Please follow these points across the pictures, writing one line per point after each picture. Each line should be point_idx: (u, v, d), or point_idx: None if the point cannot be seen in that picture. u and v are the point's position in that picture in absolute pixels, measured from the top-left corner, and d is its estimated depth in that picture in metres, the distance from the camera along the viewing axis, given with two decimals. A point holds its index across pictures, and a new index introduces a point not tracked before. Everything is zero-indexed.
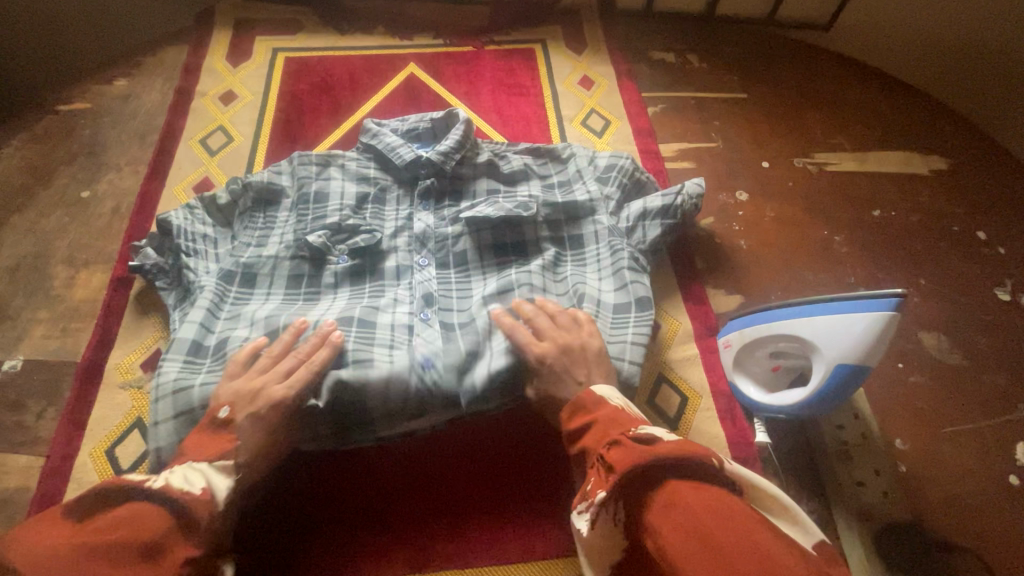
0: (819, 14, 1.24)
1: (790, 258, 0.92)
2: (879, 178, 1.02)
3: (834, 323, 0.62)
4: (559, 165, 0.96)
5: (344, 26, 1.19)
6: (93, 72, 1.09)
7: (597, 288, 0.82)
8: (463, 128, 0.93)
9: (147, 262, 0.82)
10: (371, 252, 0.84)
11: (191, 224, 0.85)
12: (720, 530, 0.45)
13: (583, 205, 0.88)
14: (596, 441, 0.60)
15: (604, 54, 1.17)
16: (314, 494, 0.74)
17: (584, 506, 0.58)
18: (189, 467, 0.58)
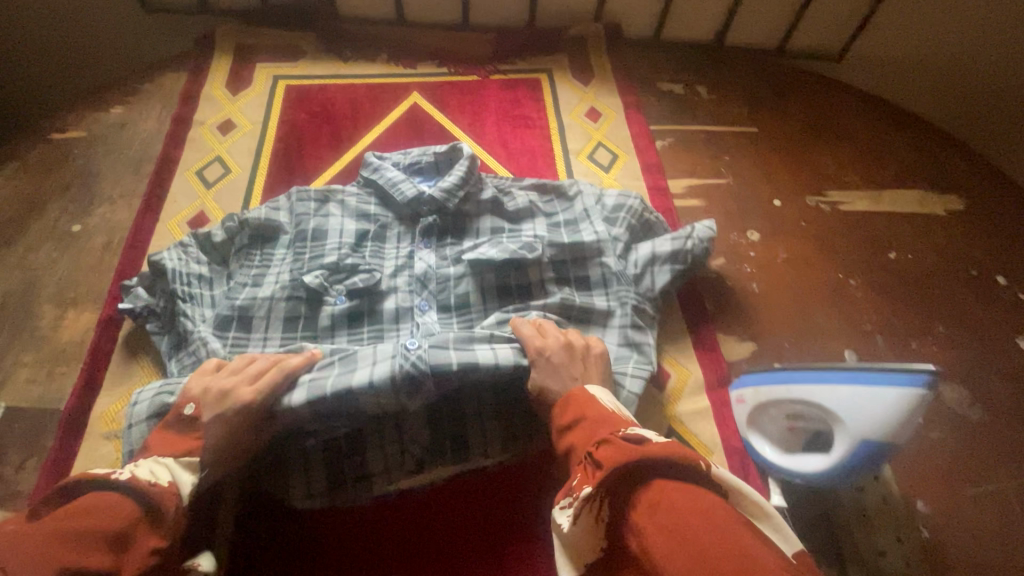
0: (830, 44, 1.22)
1: (804, 302, 0.89)
2: (895, 219, 0.99)
3: (859, 396, 0.58)
4: (564, 201, 0.94)
5: (347, 52, 1.16)
6: (88, 98, 1.06)
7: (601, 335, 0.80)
8: (466, 164, 0.90)
9: (138, 304, 0.79)
10: (370, 293, 0.81)
11: (184, 264, 0.82)
12: (706, 531, 0.42)
13: (590, 246, 0.85)
14: (585, 439, 0.58)
15: (612, 84, 1.14)
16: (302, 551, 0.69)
17: (567, 502, 0.56)
18: (156, 461, 0.57)
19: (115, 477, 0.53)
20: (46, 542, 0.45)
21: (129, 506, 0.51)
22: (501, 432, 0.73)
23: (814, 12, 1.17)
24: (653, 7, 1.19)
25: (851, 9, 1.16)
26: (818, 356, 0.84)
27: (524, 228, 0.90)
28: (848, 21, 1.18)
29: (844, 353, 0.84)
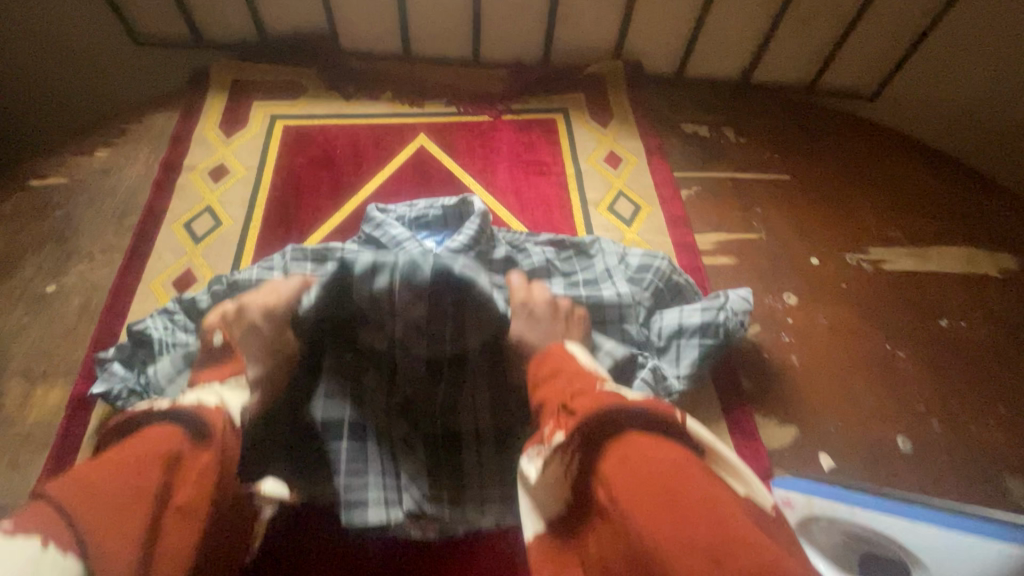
0: (863, 83, 1.14)
1: (848, 377, 0.80)
2: (944, 280, 0.91)
3: (955, 545, 0.56)
4: (584, 256, 0.86)
5: (349, 90, 1.09)
6: (72, 141, 0.99)
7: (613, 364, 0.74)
8: (478, 222, 0.81)
9: (113, 383, 0.71)
10: None
11: (170, 333, 0.74)
12: (680, 487, 0.41)
13: (610, 308, 0.78)
14: (558, 392, 0.54)
15: (632, 126, 1.07)
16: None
17: (537, 449, 0.52)
18: (201, 387, 0.55)
19: (155, 408, 0.51)
20: (108, 486, 0.43)
21: (170, 427, 0.49)
22: (489, 388, 0.68)
23: (848, 51, 1.09)
24: (676, 43, 1.12)
25: (887, 46, 1.08)
26: (866, 441, 0.75)
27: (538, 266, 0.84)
28: (886, 59, 1.10)
29: (897, 439, 0.75)
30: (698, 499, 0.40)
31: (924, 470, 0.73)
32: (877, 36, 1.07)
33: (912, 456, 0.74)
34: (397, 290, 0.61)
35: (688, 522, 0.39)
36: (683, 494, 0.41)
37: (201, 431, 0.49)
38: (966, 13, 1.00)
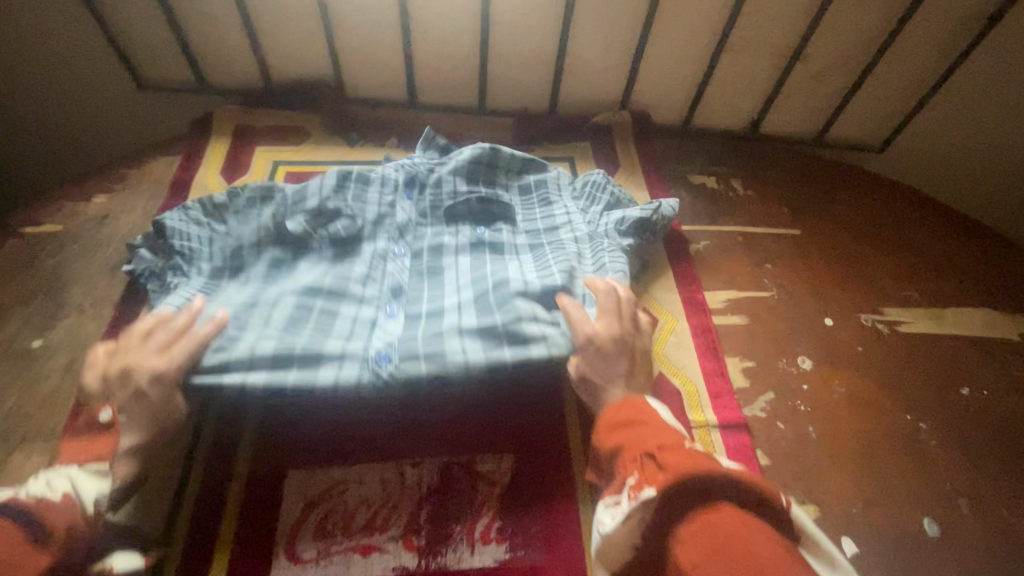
0: (871, 137, 1.14)
1: (870, 454, 0.76)
2: (963, 346, 0.87)
3: None
4: (601, 205, 0.88)
5: (353, 136, 1.07)
6: (69, 187, 0.97)
7: (564, 208, 0.86)
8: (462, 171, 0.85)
9: (139, 265, 0.77)
10: (350, 241, 0.78)
11: (184, 224, 0.76)
12: (759, 545, 0.45)
13: (559, 219, 0.84)
14: (638, 444, 0.58)
15: (640, 177, 1.05)
16: (278, 535, 0.67)
17: (615, 500, 0.56)
18: (58, 471, 0.62)
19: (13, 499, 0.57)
20: None
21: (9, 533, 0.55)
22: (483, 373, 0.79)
23: (855, 104, 1.09)
24: (683, 93, 1.11)
25: (897, 97, 1.07)
26: (893, 526, 0.70)
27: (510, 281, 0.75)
28: (894, 111, 1.09)
29: (925, 522, 0.71)
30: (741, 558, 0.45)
31: (953, 557, 0.68)
32: (886, 90, 1.06)
33: (940, 544, 0.69)
34: (366, 386, 0.64)
35: (752, 558, 0.44)
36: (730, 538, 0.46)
37: (41, 529, 0.56)
38: (971, 72, 1.01)
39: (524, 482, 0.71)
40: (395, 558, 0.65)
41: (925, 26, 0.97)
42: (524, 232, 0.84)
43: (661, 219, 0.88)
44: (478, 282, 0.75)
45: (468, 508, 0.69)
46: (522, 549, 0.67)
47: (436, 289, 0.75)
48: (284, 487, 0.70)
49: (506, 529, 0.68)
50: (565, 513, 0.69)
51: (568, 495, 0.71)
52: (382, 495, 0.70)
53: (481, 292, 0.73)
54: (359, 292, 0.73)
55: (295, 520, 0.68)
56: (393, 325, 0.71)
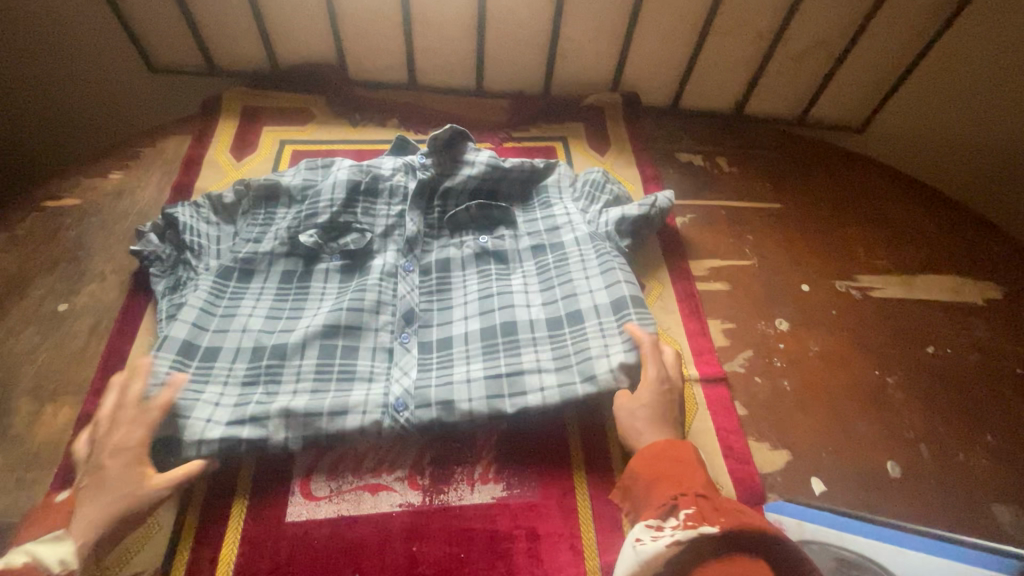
0: (850, 118, 1.20)
1: (839, 405, 0.82)
2: (930, 309, 0.93)
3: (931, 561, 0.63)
4: (601, 203, 0.90)
5: (356, 117, 1.12)
6: (86, 164, 1.02)
7: (565, 213, 0.88)
8: (461, 180, 0.88)
9: (147, 249, 0.83)
10: (360, 254, 0.83)
11: (196, 221, 0.83)
12: None
13: (560, 222, 0.87)
14: (691, 481, 0.60)
15: (629, 155, 1.10)
16: (293, 477, 0.72)
17: (659, 524, 0.57)
18: (18, 548, 0.58)
19: None
20: None
21: None
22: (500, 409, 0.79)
23: (834, 86, 1.15)
24: (671, 76, 1.17)
25: (874, 78, 1.12)
26: (859, 467, 0.77)
27: (515, 310, 0.78)
28: (871, 92, 1.15)
29: (888, 464, 0.77)
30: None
31: (912, 494, 0.75)
32: (863, 71, 1.12)
33: (902, 483, 0.76)
34: (385, 426, 0.69)
35: None
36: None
37: None
38: (943, 54, 1.06)
39: (521, 431, 0.77)
40: (401, 497, 0.71)
41: (899, 10, 1.02)
42: (526, 234, 0.87)
43: (662, 208, 0.90)
44: (484, 302, 0.80)
45: (469, 453, 0.75)
46: (518, 488, 0.73)
47: (445, 313, 0.80)
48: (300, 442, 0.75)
49: (503, 472, 0.74)
50: (556, 454, 0.75)
51: (560, 441, 0.77)
52: (390, 443, 0.75)
53: (489, 326, 0.78)
54: (373, 323, 0.76)
55: (309, 463, 0.73)
56: (407, 359, 0.74)
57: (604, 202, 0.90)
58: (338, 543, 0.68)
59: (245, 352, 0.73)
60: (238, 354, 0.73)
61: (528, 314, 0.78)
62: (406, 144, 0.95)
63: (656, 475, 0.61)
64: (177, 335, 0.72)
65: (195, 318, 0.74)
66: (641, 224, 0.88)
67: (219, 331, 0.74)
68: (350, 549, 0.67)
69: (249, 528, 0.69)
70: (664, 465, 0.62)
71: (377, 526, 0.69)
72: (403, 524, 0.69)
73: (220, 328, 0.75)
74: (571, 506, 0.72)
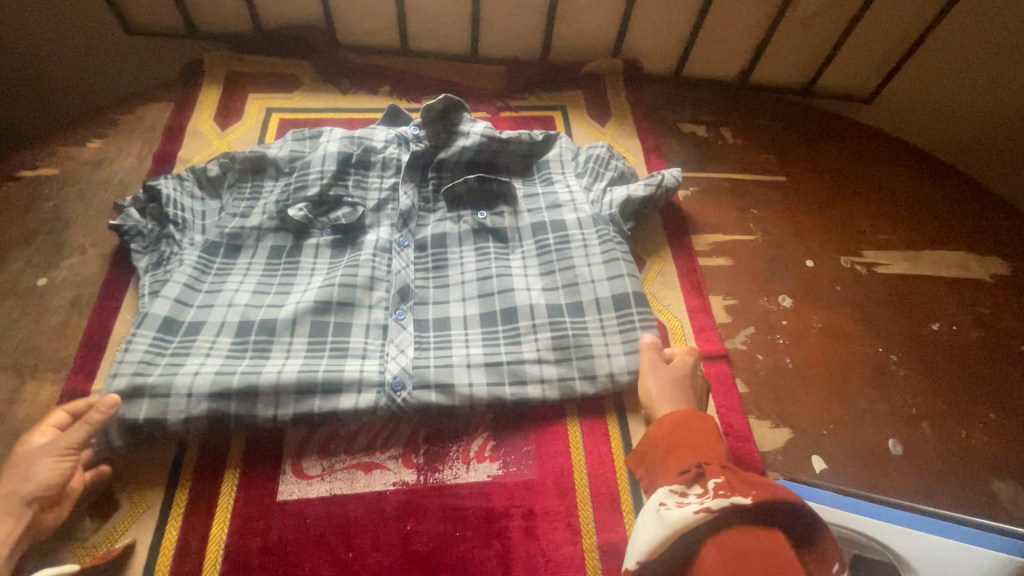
0: (859, 87, 1.15)
1: (841, 382, 0.81)
2: (936, 284, 0.91)
3: (945, 547, 0.60)
4: (605, 179, 0.86)
5: (345, 83, 1.07)
6: (62, 131, 0.97)
7: (568, 190, 0.84)
8: (469, 149, 0.84)
9: (128, 223, 0.79)
10: (353, 229, 0.79)
11: (180, 195, 0.79)
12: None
13: (562, 198, 0.83)
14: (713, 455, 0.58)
15: (630, 125, 1.06)
16: (282, 457, 0.71)
17: (680, 492, 0.55)
18: None
19: None
20: None
21: None
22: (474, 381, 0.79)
23: (845, 53, 1.10)
24: (675, 42, 1.12)
25: (886, 46, 1.08)
26: (860, 445, 0.76)
27: (515, 291, 0.76)
28: (881, 61, 1.11)
29: (890, 443, 0.76)
30: (753, 565, 0.45)
31: (913, 472, 0.74)
32: (875, 38, 1.07)
33: (902, 459, 0.75)
34: (383, 406, 0.67)
35: None
36: (764, 555, 0.45)
37: None
38: (959, 20, 1.01)
39: (517, 409, 0.75)
40: (395, 475, 0.70)
41: None
42: (527, 210, 0.83)
43: (668, 187, 0.86)
44: (482, 282, 0.77)
45: (464, 431, 0.73)
46: (514, 466, 0.72)
47: (442, 290, 0.77)
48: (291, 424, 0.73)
49: (499, 449, 0.72)
50: (554, 433, 0.74)
51: (557, 421, 0.75)
52: (383, 421, 0.73)
53: (487, 306, 0.75)
54: (367, 300, 0.73)
55: (299, 442, 0.72)
56: (404, 336, 0.71)
57: (609, 179, 0.86)
58: (331, 521, 0.67)
59: (230, 326, 0.71)
60: (222, 328, 0.70)
61: (528, 296, 0.76)
62: (399, 114, 0.90)
63: (676, 444, 0.61)
64: (159, 312, 0.69)
65: (178, 294, 0.71)
66: (647, 206, 0.85)
67: (204, 307, 0.72)
68: (343, 528, 0.66)
69: (240, 505, 0.67)
70: (679, 436, 0.62)
71: (370, 505, 0.68)
72: (397, 503, 0.68)
73: (205, 303, 0.72)
74: (568, 484, 0.71)
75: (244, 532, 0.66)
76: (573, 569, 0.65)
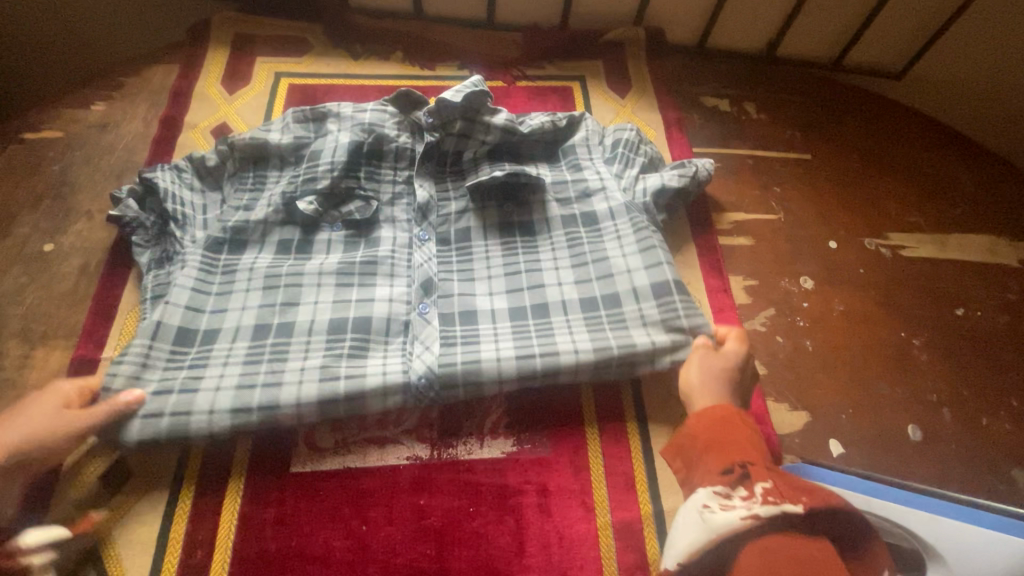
0: (892, 62, 1.10)
1: (861, 366, 0.79)
2: (964, 268, 0.89)
3: (962, 530, 0.59)
4: (636, 167, 0.84)
5: (357, 49, 1.03)
6: (66, 93, 0.94)
7: (597, 176, 0.81)
8: (496, 139, 0.81)
9: (127, 214, 0.77)
10: (367, 223, 0.77)
11: (179, 187, 0.77)
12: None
13: (590, 186, 0.80)
14: (755, 454, 0.57)
15: (651, 98, 1.03)
16: (295, 438, 0.69)
17: (727, 495, 0.54)
18: None
19: None
20: None
21: None
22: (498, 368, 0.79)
23: (877, 27, 1.05)
24: (700, 11, 1.07)
25: (922, 19, 1.03)
26: (879, 430, 0.75)
27: (545, 286, 0.74)
28: (915, 35, 1.06)
29: (909, 428, 0.75)
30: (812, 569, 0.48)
31: (932, 459, 0.73)
32: (909, 12, 1.03)
33: (922, 445, 0.74)
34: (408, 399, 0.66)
35: None
36: (812, 558, 0.49)
37: None
38: None
39: (529, 386, 0.74)
40: (408, 450, 0.69)
41: None
42: (552, 201, 0.80)
43: (700, 179, 0.84)
44: (510, 276, 0.75)
45: (478, 407, 0.72)
46: (527, 445, 0.71)
47: (466, 283, 0.75)
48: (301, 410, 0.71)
49: (513, 428, 0.71)
50: (571, 416, 0.73)
51: (573, 405, 0.74)
52: None
53: (517, 300, 0.73)
54: (388, 294, 0.71)
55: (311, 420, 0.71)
56: (428, 331, 0.69)
57: (639, 167, 0.84)
58: (344, 496, 0.66)
59: (247, 331, 0.69)
60: (238, 333, 0.68)
61: (560, 289, 0.74)
62: (412, 98, 0.84)
63: (713, 441, 0.59)
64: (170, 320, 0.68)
65: (188, 301, 0.69)
66: (679, 200, 0.84)
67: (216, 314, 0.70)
68: (356, 500, 0.66)
69: (253, 479, 0.67)
70: (722, 431, 0.59)
71: (385, 480, 0.67)
72: (411, 479, 0.68)
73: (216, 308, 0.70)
74: (581, 462, 0.70)
75: (260, 507, 0.65)
76: (587, 547, 0.65)
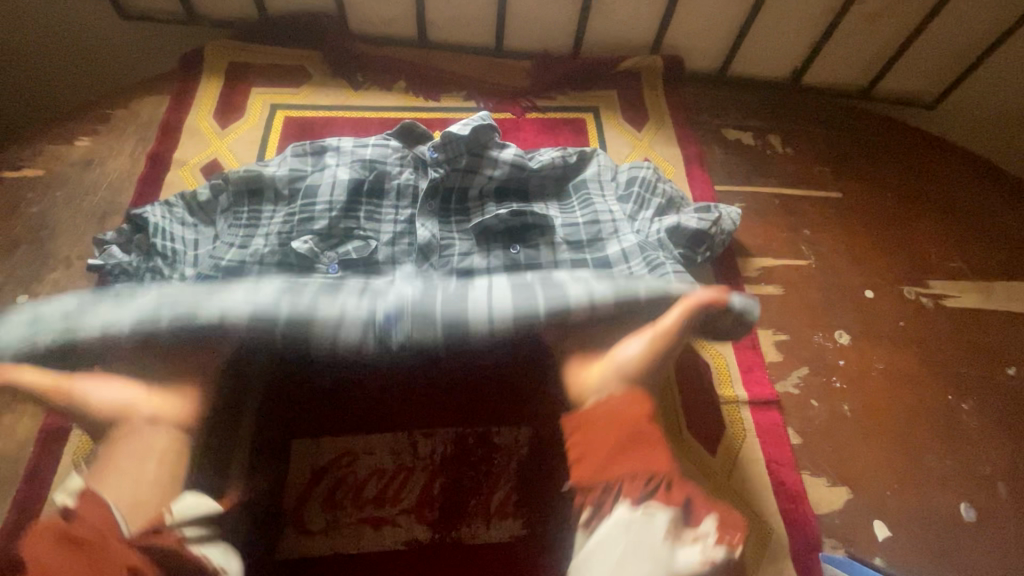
0: (927, 89, 1.03)
1: (907, 434, 0.72)
2: (1013, 320, 0.82)
3: None
4: (652, 208, 0.77)
5: (358, 78, 0.98)
6: (48, 127, 0.89)
7: (613, 215, 0.74)
8: (504, 171, 0.75)
9: (109, 262, 0.70)
10: (364, 264, 0.70)
11: (169, 224, 0.72)
12: None
13: (605, 224, 0.73)
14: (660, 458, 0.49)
15: (669, 131, 0.96)
16: (282, 518, 0.63)
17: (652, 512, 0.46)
18: None
19: None
20: None
21: None
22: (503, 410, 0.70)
23: (909, 57, 0.99)
24: (721, 38, 1.01)
25: (959, 47, 0.96)
26: (928, 509, 0.67)
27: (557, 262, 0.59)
28: (950, 65, 0.99)
29: (962, 507, 0.68)
30: None
31: (988, 545, 0.66)
32: (943, 43, 0.96)
33: (977, 527, 0.67)
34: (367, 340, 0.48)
35: None
36: None
37: None
38: None
39: (540, 458, 0.67)
40: (406, 531, 0.63)
41: None
42: (565, 240, 0.73)
43: (729, 231, 0.79)
44: None
45: (485, 480, 0.66)
46: (539, 526, 0.64)
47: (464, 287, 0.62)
48: (287, 483, 0.64)
49: (522, 506, 0.65)
50: None
51: None
52: (393, 467, 0.66)
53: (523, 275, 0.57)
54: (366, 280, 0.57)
55: (299, 496, 0.64)
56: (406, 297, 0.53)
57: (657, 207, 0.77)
58: None
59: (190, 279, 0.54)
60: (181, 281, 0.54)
61: None
62: (415, 131, 0.78)
63: (625, 440, 0.48)
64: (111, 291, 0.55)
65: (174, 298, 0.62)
66: (706, 252, 0.77)
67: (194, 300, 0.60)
68: None
69: None
70: (633, 422, 0.50)
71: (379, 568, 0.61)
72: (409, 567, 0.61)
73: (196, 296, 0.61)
74: None
75: None
76: None
